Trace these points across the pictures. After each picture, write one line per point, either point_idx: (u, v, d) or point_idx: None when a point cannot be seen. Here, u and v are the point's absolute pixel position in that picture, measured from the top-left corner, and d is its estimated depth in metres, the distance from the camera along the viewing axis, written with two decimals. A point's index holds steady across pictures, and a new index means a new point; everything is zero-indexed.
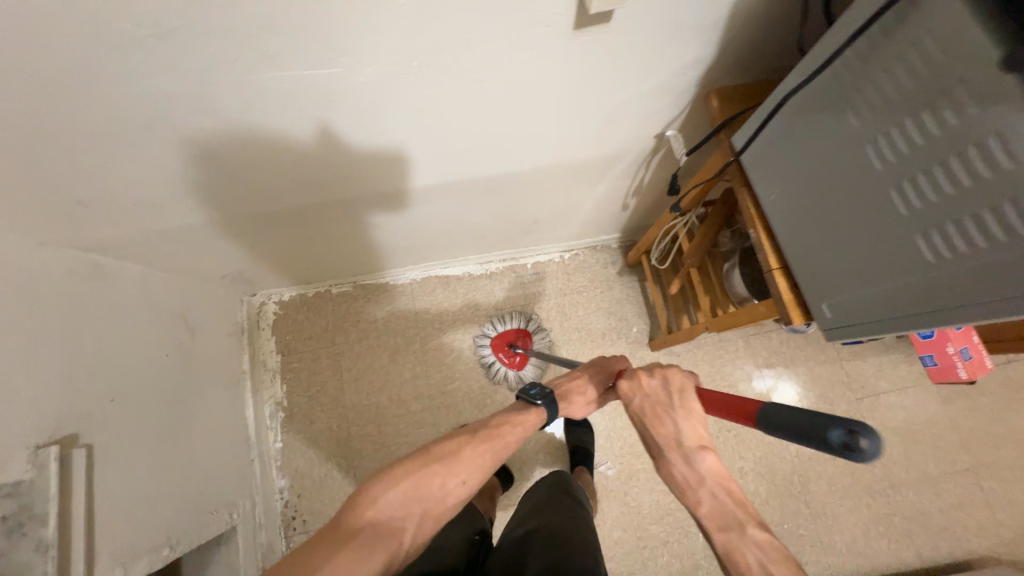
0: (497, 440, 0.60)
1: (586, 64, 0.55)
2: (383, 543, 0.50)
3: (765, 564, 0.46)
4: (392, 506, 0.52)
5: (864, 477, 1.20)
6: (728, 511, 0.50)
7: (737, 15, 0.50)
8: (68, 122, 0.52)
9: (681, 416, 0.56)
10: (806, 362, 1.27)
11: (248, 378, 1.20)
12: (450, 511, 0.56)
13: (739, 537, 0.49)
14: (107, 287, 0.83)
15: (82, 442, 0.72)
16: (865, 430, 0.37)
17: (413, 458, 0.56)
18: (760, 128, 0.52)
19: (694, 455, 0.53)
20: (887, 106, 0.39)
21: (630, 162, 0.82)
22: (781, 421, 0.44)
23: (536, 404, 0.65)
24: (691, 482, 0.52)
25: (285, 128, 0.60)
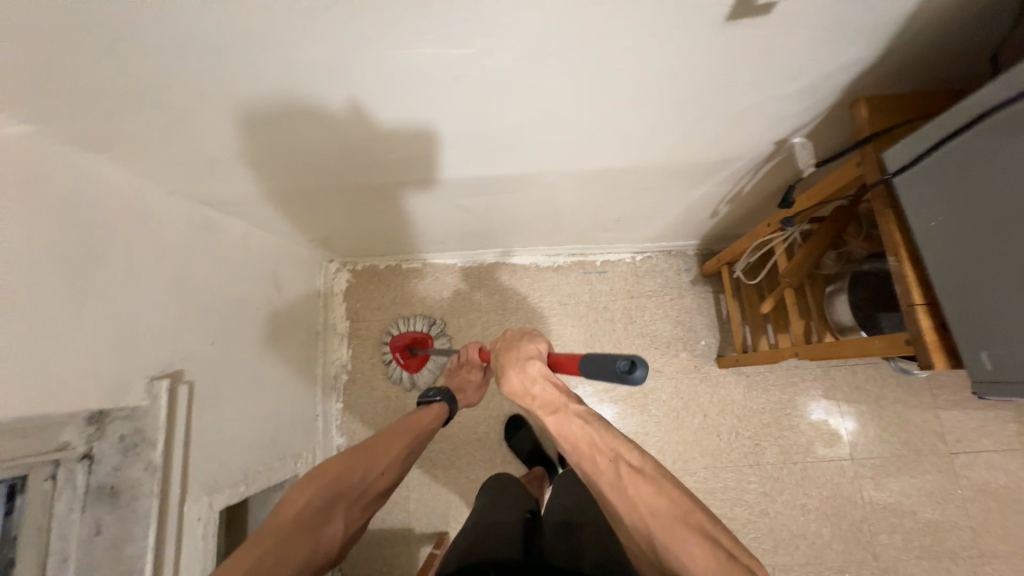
0: (406, 436, 0.76)
1: (722, 59, 0.51)
2: (315, 535, 0.57)
3: (586, 431, 0.57)
4: (317, 504, 0.59)
5: (947, 539, 1.08)
6: (555, 400, 0.61)
7: (923, 17, 0.44)
8: (214, 86, 0.56)
9: (524, 346, 0.68)
10: (894, 404, 1.15)
11: (319, 340, 1.27)
12: (371, 501, 0.67)
13: (563, 415, 0.59)
14: (216, 240, 0.89)
15: (186, 378, 0.79)
16: (639, 362, 0.51)
17: (332, 460, 0.65)
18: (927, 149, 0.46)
19: (526, 363, 0.65)
20: None
21: (737, 168, 0.77)
22: (587, 369, 0.56)
23: (436, 399, 0.88)
24: (528, 384, 0.63)
25: (403, 107, 0.62)
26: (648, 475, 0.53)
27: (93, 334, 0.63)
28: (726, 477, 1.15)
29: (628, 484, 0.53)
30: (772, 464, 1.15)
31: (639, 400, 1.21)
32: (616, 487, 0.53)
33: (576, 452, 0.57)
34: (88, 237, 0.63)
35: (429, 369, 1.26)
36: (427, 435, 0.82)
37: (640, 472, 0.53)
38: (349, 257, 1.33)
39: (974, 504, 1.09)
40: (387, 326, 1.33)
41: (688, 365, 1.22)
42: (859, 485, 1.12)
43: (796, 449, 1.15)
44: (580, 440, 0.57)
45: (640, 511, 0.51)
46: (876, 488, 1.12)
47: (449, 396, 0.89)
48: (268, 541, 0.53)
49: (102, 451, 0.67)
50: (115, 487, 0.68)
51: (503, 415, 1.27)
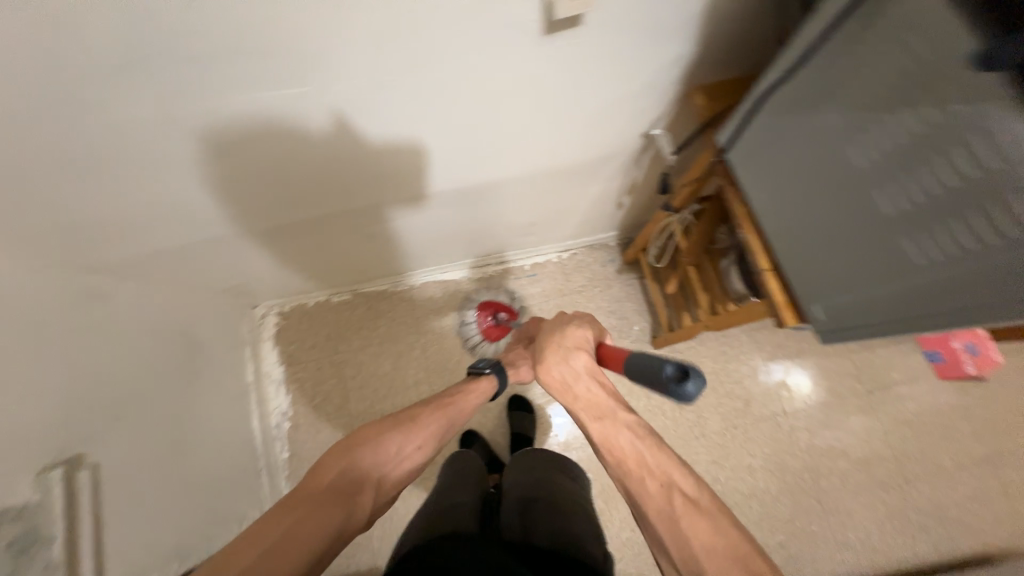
0: (454, 408, 0.70)
1: (559, 65, 0.56)
2: (346, 504, 0.53)
3: (637, 449, 0.55)
4: (351, 473, 0.55)
5: (877, 471, 1.17)
6: (602, 404, 0.60)
7: (716, 10, 0.50)
8: (63, 133, 0.54)
9: (572, 335, 0.68)
10: (813, 355, 1.24)
11: (252, 392, 1.22)
12: (404, 475, 0.62)
13: (611, 423, 0.58)
14: (109, 307, 0.83)
15: (87, 462, 0.73)
16: (695, 374, 0.48)
17: (370, 429, 0.61)
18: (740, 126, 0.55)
19: (572, 353, 0.65)
20: (867, 104, 0.41)
21: (620, 162, 0.81)
22: (637, 364, 0.55)
23: (485, 371, 0.79)
24: (572, 379, 0.64)
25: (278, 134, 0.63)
26: (702, 508, 0.49)
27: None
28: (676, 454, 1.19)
29: (682, 517, 0.49)
30: (717, 432, 1.21)
31: None
32: (667, 517, 0.49)
33: (622, 468, 0.55)
34: None
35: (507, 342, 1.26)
36: (475, 408, 0.75)
37: (695, 504, 0.49)
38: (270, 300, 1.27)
39: (894, 435, 1.19)
40: (325, 363, 1.29)
41: None
42: (795, 436, 1.20)
43: (734, 414, 1.22)
44: (630, 459, 0.54)
45: (695, 549, 0.47)
46: (810, 436, 1.20)
47: (500, 371, 0.80)
48: (295, 512, 0.49)
49: None
50: None
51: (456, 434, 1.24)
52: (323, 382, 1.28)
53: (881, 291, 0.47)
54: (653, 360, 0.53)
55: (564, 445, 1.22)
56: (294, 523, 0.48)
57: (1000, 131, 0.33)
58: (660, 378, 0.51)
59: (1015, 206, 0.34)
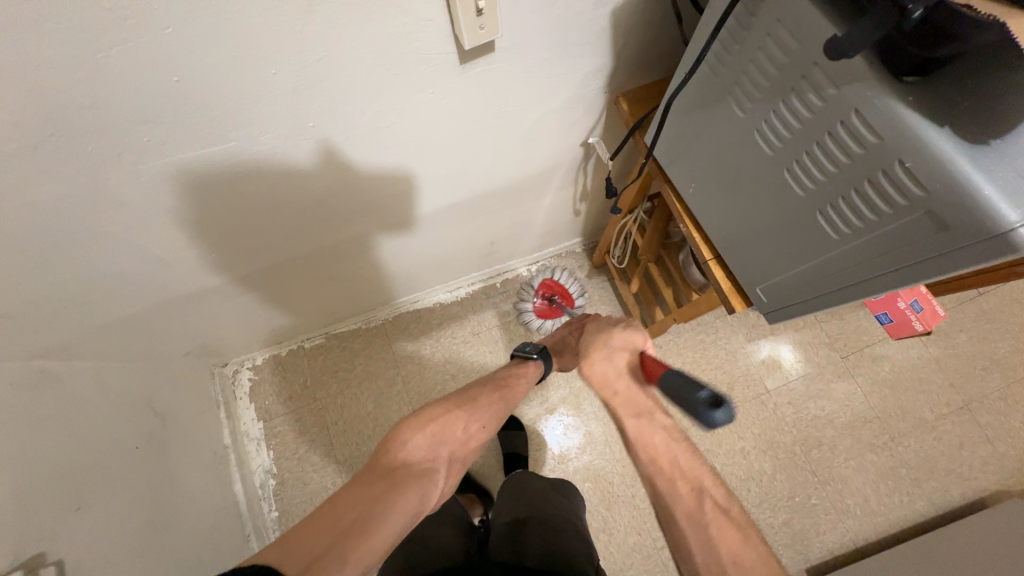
0: (508, 390, 0.71)
1: (483, 90, 0.58)
2: (424, 479, 0.56)
3: (671, 454, 0.58)
4: (423, 450, 0.58)
5: (864, 434, 1.20)
6: (641, 405, 0.62)
7: (621, 21, 0.53)
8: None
9: (620, 334, 0.68)
10: (785, 330, 1.27)
11: (232, 454, 1.17)
12: (467, 455, 0.64)
13: (648, 422, 0.61)
14: (60, 390, 0.79)
15: (52, 558, 0.68)
16: (727, 402, 0.49)
17: (439, 406, 0.63)
18: (661, 125, 0.58)
19: (617, 354, 0.66)
20: (761, 93, 0.44)
21: (566, 173, 0.83)
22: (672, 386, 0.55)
23: (533, 357, 0.79)
24: (613, 376, 0.65)
25: (232, 186, 0.63)
26: (731, 514, 0.54)
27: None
28: None
29: (709, 520, 0.54)
30: None
31: (572, 402, 1.24)
32: (695, 520, 0.54)
33: (654, 464, 0.58)
34: None
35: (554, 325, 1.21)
36: (528, 389, 0.76)
37: (723, 509, 0.54)
38: (242, 354, 1.24)
39: (874, 396, 1.22)
40: (307, 411, 1.26)
41: None
42: (782, 412, 1.22)
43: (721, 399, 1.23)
44: (664, 462, 0.58)
45: (718, 549, 0.52)
46: (796, 409, 1.22)
47: (547, 357, 0.80)
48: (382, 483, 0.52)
49: None
50: None
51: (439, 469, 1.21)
52: (306, 432, 1.24)
53: (806, 267, 0.50)
54: (688, 380, 0.54)
55: (559, 457, 1.20)
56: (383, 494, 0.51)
57: (874, 105, 0.36)
58: (690, 401, 0.52)
59: (898, 172, 0.37)
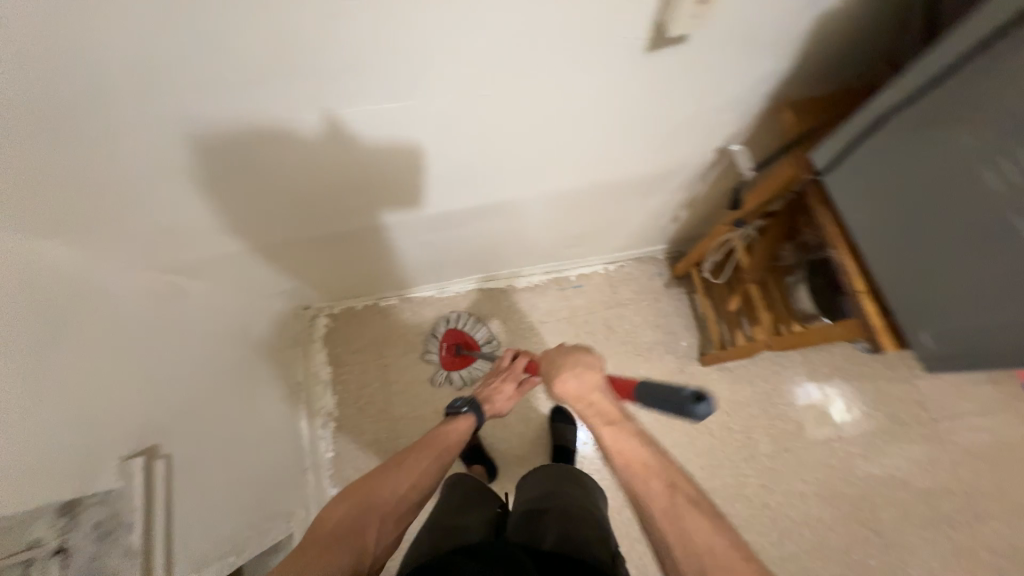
0: (438, 447, 0.74)
1: (653, 82, 0.54)
2: (353, 543, 0.59)
3: (644, 455, 0.57)
4: (348, 518, 0.61)
5: (943, 506, 1.10)
6: (613, 413, 0.61)
7: (825, 27, 0.49)
8: (122, 152, 0.53)
9: (585, 357, 0.66)
10: (873, 379, 1.19)
11: (302, 391, 1.25)
12: (405, 514, 0.66)
13: (623, 430, 0.59)
14: (184, 304, 0.87)
15: (162, 452, 0.76)
16: (709, 397, 0.50)
17: (365, 476, 0.66)
18: (847, 146, 0.52)
19: (582, 372, 0.64)
20: (1013, 128, 0.38)
21: (688, 176, 0.81)
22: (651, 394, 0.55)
23: (463, 410, 0.82)
24: (585, 391, 0.63)
25: (241, 161, 0.61)
26: (706, 510, 0.53)
27: (56, 404, 0.61)
28: (724, 474, 1.16)
29: (684, 515, 0.52)
30: (767, 455, 1.16)
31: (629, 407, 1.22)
32: (671, 515, 0.52)
33: (631, 470, 0.56)
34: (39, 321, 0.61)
35: (462, 374, 1.26)
36: (461, 444, 0.78)
37: (695, 505, 0.53)
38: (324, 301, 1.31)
39: (962, 468, 1.12)
40: (372, 366, 1.32)
41: (672, 367, 1.24)
42: (853, 464, 1.14)
43: (788, 437, 1.17)
44: (637, 463, 0.57)
45: (697, 543, 0.50)
46: (868, 464, 1.14)
47: (478, 409, 0.83)
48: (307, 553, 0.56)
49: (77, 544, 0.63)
50: None
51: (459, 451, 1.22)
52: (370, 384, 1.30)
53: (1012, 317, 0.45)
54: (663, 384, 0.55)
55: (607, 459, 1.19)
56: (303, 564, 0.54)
57: None
58: (672, 399, 0.53)
59: None
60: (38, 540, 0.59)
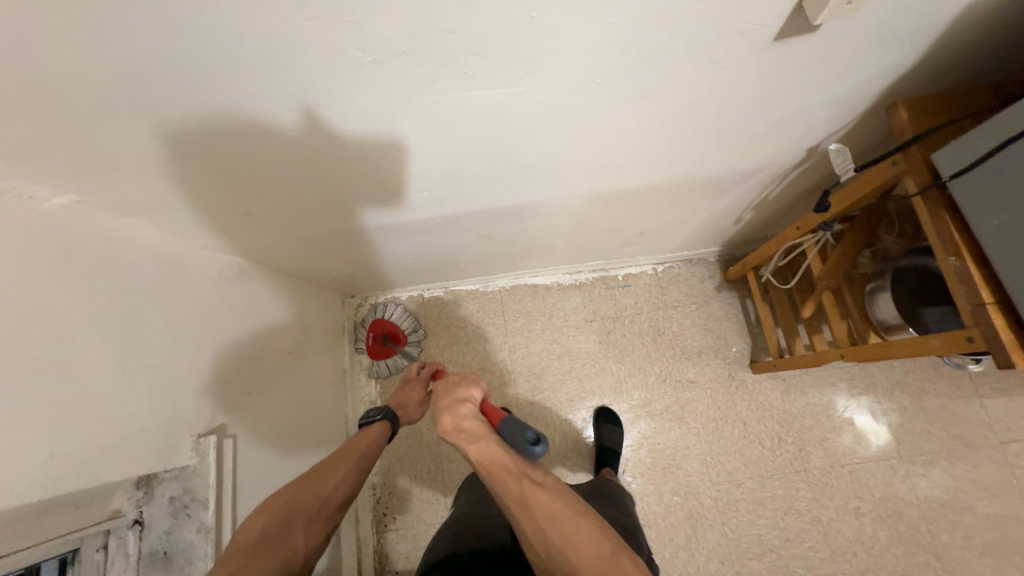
0: (360, 451, 0.75)
1: (765, 76, 0.51)
2: (281, 551, 0.59)
3: (500, 455, 0.55)
4: (273, 528, 0.60)
5: (1011, 533, 1.05)
6: (480, 430, 0.58)
7: (965, 21, 0.45)
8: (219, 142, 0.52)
9: (465, 388, 0.64)
10: (936, 396, 1.13)
11: (348, 379, 1.26)
12: (332, 516, 0.67)
13: (485, 444, 0.56)
14: (247, 287, 0.88)
15: (229, 431, 0.78)
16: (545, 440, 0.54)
17: (284, 487, 0.65)
18: (992, 151, 0.46)
19: (459, 401, 0.62)
20: None
21: (767, 176, 0.78)
22: (501, 428, 0.58)
23: (377, 419, 0.80)
24: (458, 420, 0.59)
25: (224, 150, 0.54)
26: (548, 487, 0.54)
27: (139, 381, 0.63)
28: (774, 485, 1.12)
29: (530, 502, 0.52)
30: (820, 468, 1.13)
31: (676, 412, 1.20)
32: (518, 500, 0.52)
33: (492, 477, 0.55)
34: (125, 297, 0.62)
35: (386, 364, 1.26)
36: (381, 449, 0.79)
37: (539, 482, 0.54)
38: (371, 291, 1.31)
39: None
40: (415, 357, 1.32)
41: (722, 373, 1.21)
42: (912, 483, 1.09)
43: (843, 451, 1.13)
44: (493, 463, 0.55)
45: (539, 522, 0.51)
46: (929, 484, 1.09)
47: (393, 415, 0.83)
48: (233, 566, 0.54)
49: (152, 515, 0.68)
50: (168, 551, 0.68)
51: None
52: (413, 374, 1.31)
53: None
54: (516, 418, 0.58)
55: (652, 463, 1.16)
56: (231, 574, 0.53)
57: None
58: (516, 437, 0.56)
59: None
60: (118, 511, 0.66)
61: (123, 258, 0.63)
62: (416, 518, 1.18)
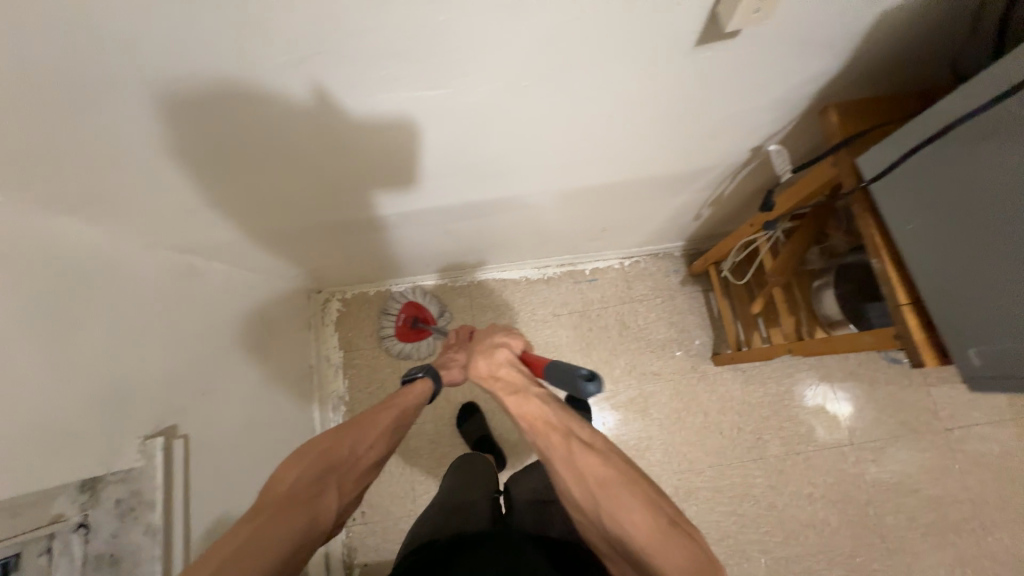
0: (399, 409, 0.71)
1: (694, 80, 0.52)
2: (312, 510, 0.53)
3: (543, 411, 0.57)
4: (308, 479, 0.55)
5: (951, 514, 1.11)
6: (518, 382, 0.63)
7: (886, 25, 0.45)
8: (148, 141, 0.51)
9: (501, 346, 0.71)
10: (887, 385, 1.18)
11: (314, 375, 1.26)
12: (363, 475, 0.62)
13: (524, 397, 0.60)
14: (202, 284, 0.86)
15: (180, 433, 0.77)
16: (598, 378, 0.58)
17: (322, 436, 0.60)
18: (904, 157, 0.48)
19: (493, 351, 0.70)
20: None
21: (717, 175, 0.79)
22: (546, 373, 0.62)
23: (421, 377, 0.81)
24: (493, 369, 0.67)
25: (154, 146, 0.52)
26: (596, 448, 0.51)
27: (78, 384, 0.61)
28: (732, 473, 1.16)
29: (575, 458, 0.50)
30: (777, 456, 1.17)
31: (640, 404, 1.22)
32: (567, 461, 0.51)
33: (532, 430, 0.56)
34: (62, 299, 0.60)
35: (417, 348, 1.25)
36: (418, 411, 0.77)
37: (590, 446, 0.51)
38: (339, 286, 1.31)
39: (972, 477, 1.12)
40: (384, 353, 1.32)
41: (685, 365, 1.24)
42: (862, 468, 1.14)
43: (798, 439, 1.17)
44: (535, 417, 0.57)
45: (585, 481, 0.49)
46: (878, 469, 1.14)
47: (433, 374, 0.83)
48: (264, 516, 0.50)
49: (99, 518, 0.67)
50: (115, 554, 0.68)
51: (459, 440, 1.23)
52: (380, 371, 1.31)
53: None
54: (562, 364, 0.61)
55: None
56: (259, 528, 0.48)
57: None
58: (570, 375, 0.59)
59: None
60: (62, 515, 0.63)
61: (57, 257, 0.61)
62: (383, 511, 1.19)
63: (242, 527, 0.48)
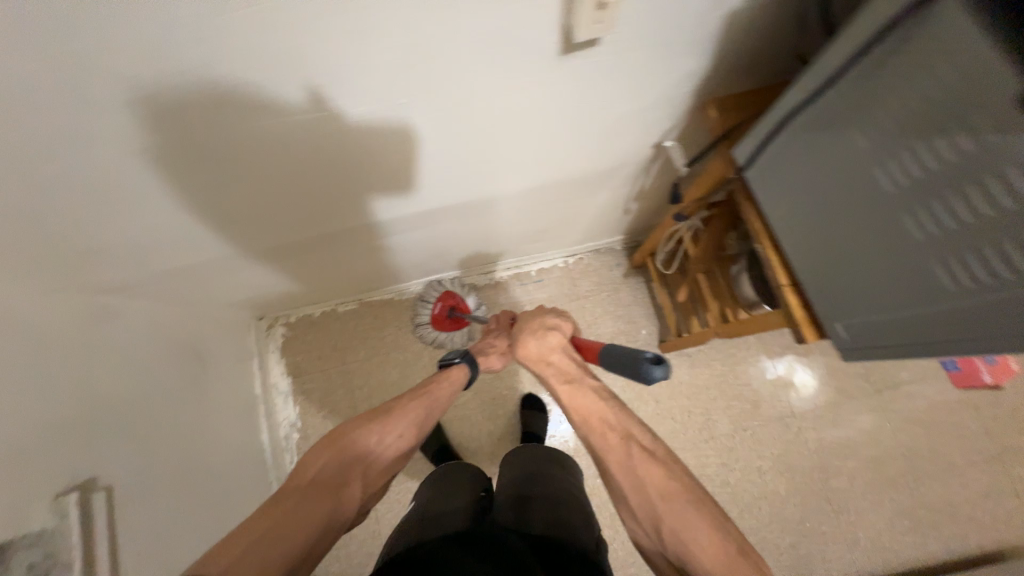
0: (431, 398, 0.69)
1: (577, 83, 0.56)
2: (333, 499, 0.54)
3: (599, 407, 0.60)
4: (331, 469, 0.56)
5: (888, 470, 1.18)
6: (572, 371, 0.64)
7: (735, 25, 0.50)
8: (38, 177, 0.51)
9: (545, 317, 0.70)
10: (821, 355, 1.24)
11: (261, 404, 1.22)
12: (388, 465, 0.62)
13: (579, 389, 0.62)
14: (125, 324, 0.81)
15: (100, 484, 0.70)
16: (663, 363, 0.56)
17: (346, 426, 0.60)
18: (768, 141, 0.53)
19: (545, 332, 0.68)
20: (892, 133, 0.42)
21: (630, 171, 0.82)
22: (603, 357, 0.62)
23: (457, 361, 0.76)
24: (545, 353, 0.66)
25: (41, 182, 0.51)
26: (659, 457, 0.55)
27: None
28: (687, 456, 1.20)
29: (637, 464, 0.54)
30: (727, 435, 1.21)
31: None
32: (625, 465, 0.55)
33: (586, 426, 0.59)
34: None
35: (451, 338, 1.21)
36: (455, 398, 0.74)
37: (649, 453, 0.55)
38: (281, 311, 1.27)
39: (903, 433, 1.20)
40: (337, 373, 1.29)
41: None
42: (805, 436, 1.20)
43: (745, 416, 1.22)
44: (592, 416, 0.59)
45: (645, 488, 0.53)
46: (819, 435, 1.20)
47: (472, 359, 0.77)
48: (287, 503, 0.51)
49: None
50: None
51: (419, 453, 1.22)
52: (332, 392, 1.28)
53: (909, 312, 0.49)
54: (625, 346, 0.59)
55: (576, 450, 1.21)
56: (281, 517, 0.49)
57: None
58: (634, 357, 0.57)
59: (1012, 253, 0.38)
60: None
61: None
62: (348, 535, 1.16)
63: (261, 516, 0.49)
